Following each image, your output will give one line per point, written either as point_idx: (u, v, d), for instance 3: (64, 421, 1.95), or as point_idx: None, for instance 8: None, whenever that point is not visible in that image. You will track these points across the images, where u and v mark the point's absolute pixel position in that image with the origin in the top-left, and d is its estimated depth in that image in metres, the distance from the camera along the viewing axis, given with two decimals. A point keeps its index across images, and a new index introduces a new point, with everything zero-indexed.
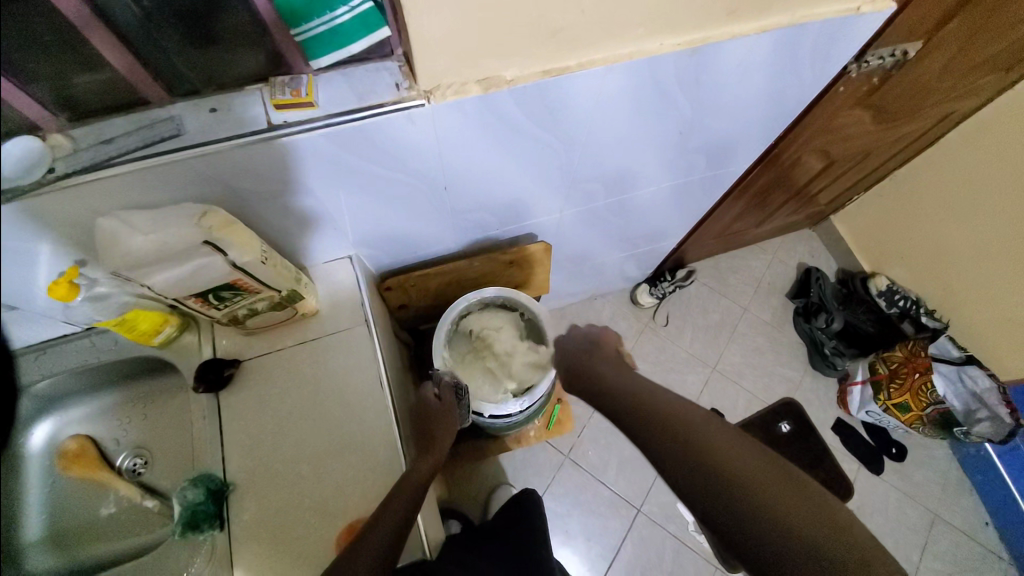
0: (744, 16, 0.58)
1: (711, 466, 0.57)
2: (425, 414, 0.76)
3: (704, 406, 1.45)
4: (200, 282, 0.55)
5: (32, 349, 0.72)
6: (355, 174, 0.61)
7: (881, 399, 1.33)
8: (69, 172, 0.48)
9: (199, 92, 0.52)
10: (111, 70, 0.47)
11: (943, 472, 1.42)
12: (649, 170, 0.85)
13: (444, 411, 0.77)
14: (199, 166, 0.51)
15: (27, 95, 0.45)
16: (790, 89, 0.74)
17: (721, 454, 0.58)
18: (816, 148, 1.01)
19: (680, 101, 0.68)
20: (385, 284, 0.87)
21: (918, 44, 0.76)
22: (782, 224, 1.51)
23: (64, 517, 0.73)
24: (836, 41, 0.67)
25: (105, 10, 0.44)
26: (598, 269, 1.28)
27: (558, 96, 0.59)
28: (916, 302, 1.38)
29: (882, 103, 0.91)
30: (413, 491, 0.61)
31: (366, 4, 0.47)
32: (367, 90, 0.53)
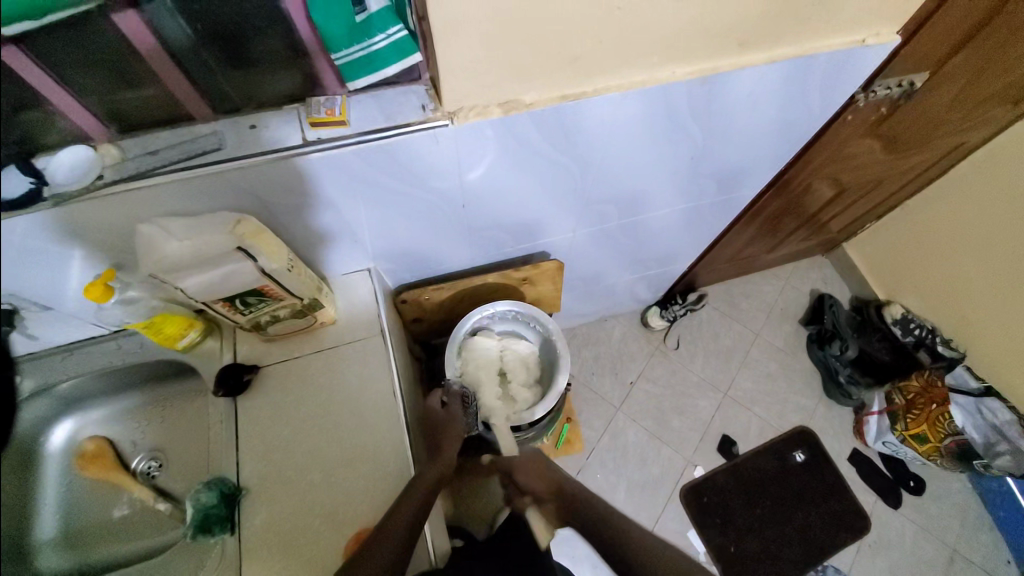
0: (753, 48, 0.61)
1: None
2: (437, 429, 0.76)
3: (715, 432, 1.43)
4: (230, 287, 0.57)
5: (62, 349, 0.75)
6: (379, 190, 0.64)
7: (898, 430, 1.32)
8: (116, 180, 0.52)
9: (239, 109, 0.56)
10: (158, 87, 0.51)
11: (963, 508, 1.37)
12: (661, 194, 0.87)
13: (454, 418, 0.79)
14: (236, 178, 0.54)
15: (81, 108, 0.49)
16: (799, 119, 0.77)
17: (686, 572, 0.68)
18: (827, 175, 1.02)
19: (693, 128, 0.71)
20: (401, 297, 0.89)
21: (924, 75, 0.78)
22: (795, 250, 1.51)
23: (78, 516, 0.74)
24: (844, 72, 0.69)
25: (162, 33, 0.47)
26: (609, 290, 1.29)
27: (575, 119, 0.62)
28: (932, 332, 1.35)
29: (891, 132, 0.93)
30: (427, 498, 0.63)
31: (402, 32, 0.51)
32: (396, 110, 0.56)
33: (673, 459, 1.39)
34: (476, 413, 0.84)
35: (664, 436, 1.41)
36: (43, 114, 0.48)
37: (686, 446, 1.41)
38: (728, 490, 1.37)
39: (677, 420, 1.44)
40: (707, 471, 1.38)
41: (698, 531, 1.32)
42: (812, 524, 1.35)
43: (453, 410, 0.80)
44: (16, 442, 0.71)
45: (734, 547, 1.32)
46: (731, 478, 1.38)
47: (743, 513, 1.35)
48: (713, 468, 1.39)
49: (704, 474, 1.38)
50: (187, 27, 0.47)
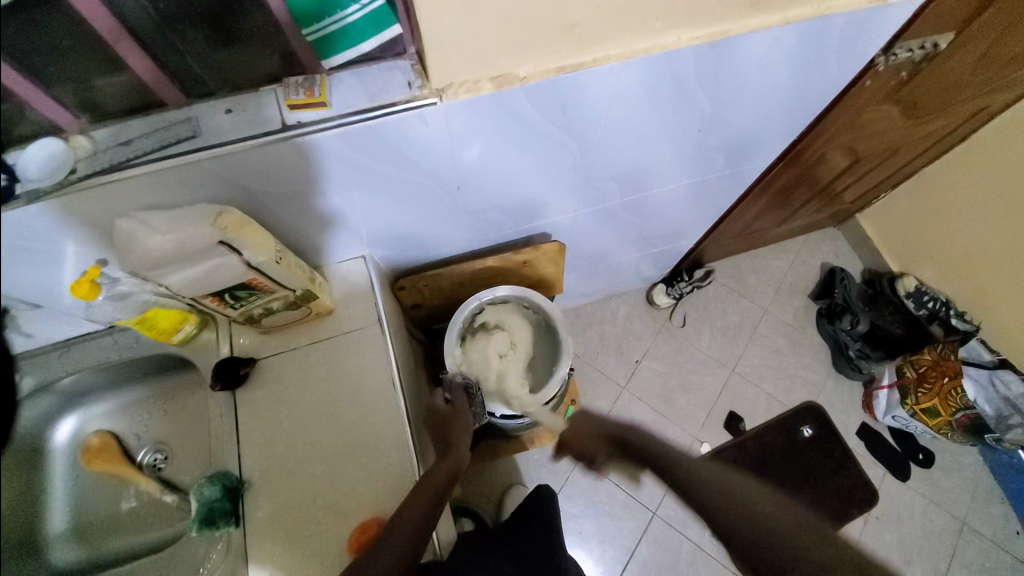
0: (765, 9, 0.56)
1: (726, 500, 0.63)
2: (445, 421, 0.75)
3: (722, 409, 1.42)
4: (217, 281, 0.55)
5: (60, 345, 0.74)
6: (369, 175, 0.61)
7: (908, 404, 1.29)
8: (90, 173, 0.49)
9: (215, 93, 0.53)
10: (127, 72, 0.48)
11: (973, 480, 1.37)
12: (666, 169, 0.83)
13: (458, 413, 0.76)
14: (216, 167, 0.52)
15: (49, 98, 0.47)
16: (814, 85, 0.72)
17: (760, 512, 0.61)
18: (841, 145, 0.98)
19: (700, 98, 0.67)
20: (398, 285, 0.87)
21: (950, 35, 0.73)
22: (805, 223, 1.46)
23: (87, 510, 0.75)
24: (865, 33, 0.64)
25: (121, 13, 0.44)
26: (613, 269, 1.26)
27: (573, 93, 0.58)
28: (945, 304, 1.33)
29: (912, 97, 0.88)
30: (437, 500, 0.61)
31: (378, 2, 0.48)
32: (380, 89, 0.53)
33: (680, 437, 1.39)
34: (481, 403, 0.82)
35: (671, 415, 1.41)
36: (9, 105, 0.46)
37: (693, 423, 1.40)
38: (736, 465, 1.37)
39: (684, 398, 1.42)
40: (714, 449, 1.38)
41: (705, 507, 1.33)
42: (820, 497, 1.35)
43: (457, 405, 0.78)
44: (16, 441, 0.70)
45: None
46: (738, 454, 1.38)
47: None
48: (720, 444, 1.38)
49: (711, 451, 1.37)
50: (149, 7, 0.44)
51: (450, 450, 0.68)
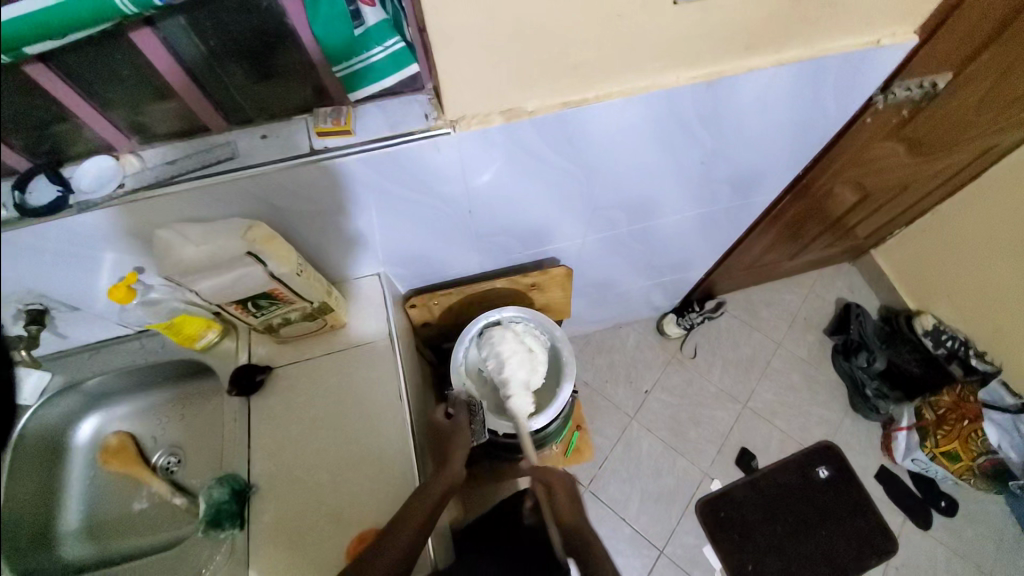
0: (760, 51, 0.60)
1: None
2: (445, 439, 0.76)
3: (733, 444, 1.39)
4: (241, 290, 0.59)
5: (90, 347, 0.79)
6: (387, 197, 0.65)
7: (927, 446, 1.25)
8: (137, 188, 0.55)
9: (253, 121, 0.59)
10: (177, 100, 0.53)
11: (1001, 531, 1.30)
12: (671, 200, 0.86)
13: (458, 427, 0.77)
14: (249, 186, 0.57)
15: (107, 121, 0.53)
16: (814, 123, 0.75)
17: None
18: (848, 180, 1.00)
19: (701, 134, 0.70)
20: (410, 302, 0.90)
21: (948, 76, 0.75)
22: (818, 257, 1.47)
23: (100, 508, 0.78)
24: (859, 74, 0.68)
25: (179, 53, 0.50)
26: (623, 296, 1.28)
27: (578, 126, 0.63)
28: (965, 344, 1.30)
29: (917, 135, 0.90)
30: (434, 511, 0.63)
31: (399, 44, 0.53)
32: (399, 120, 0.58)
33: (689, 471, 1.36)
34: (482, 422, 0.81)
35: (680, 448, 1.39)
36: (71, 126, 0.52)
37: (702, 458, 1.38)
38: (746, 503, 1.33)
39: (694, 431, 1.41)
40: (724, 484, 1.35)
41: (714, 546, 1.29)
42: (836, 543, 1.30)
43: (459, 419, 0.79)
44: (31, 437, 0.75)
45: (752, 564, 1.28)
46: (749, 491, 1.34)
47: (763, 529, 1.31)
48: (730, 480, 1.36)
49: (721, 487, 1.35)
50: (202, 46, 0.50)
51: (448, 467, 0.70)
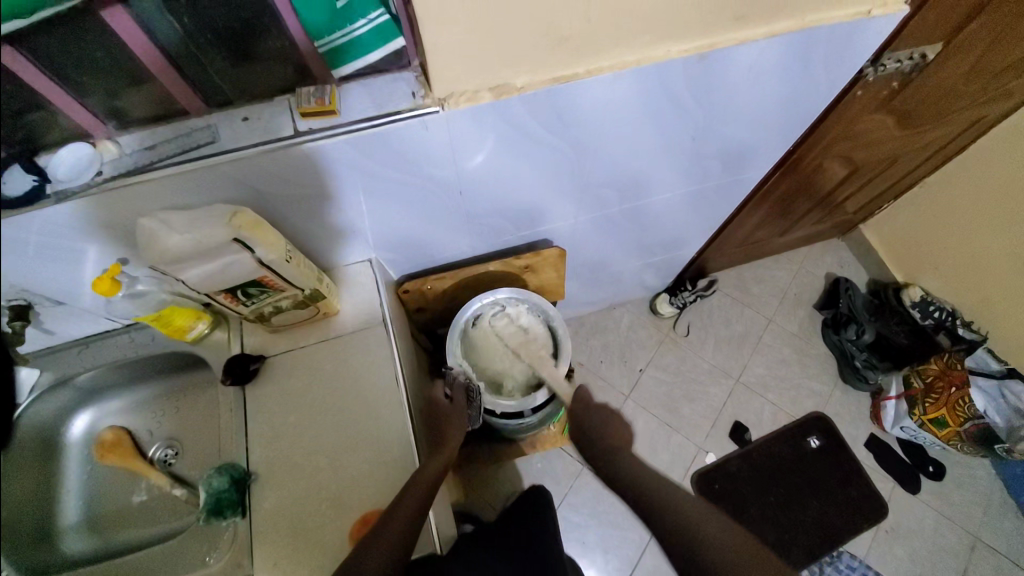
0: (752, 22, 0.59)
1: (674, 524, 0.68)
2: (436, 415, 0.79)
3: (727, 419, 1.42)
4: (230, 277, 0.58)
5: (79, 342, 0.78)
6: (375, 179, 0.64)
7: (916, 414, 1.28)
8: (116, 176, 0.53)
9: (233, 103, 0.57)
10: (154, 84, 0.52)
11: (985, 493, 1.34)
12: (663, 177, 0.85)
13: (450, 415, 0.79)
14: (232, 171, 0.55)
15: (81, 106, 0.51)
16: (805, 95, 0.74)
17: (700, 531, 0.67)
18: (838, 154, 0.99)
19: (692, 108, 0.69)
20: (403, 288, 0.89)
21: (938, 45, 0.75)
22: (809, 233, 1.47)
23: (99, 503, 0.77)
24: (850, 45, 0.67)
25: (153, 32, 0.48)
26: (616, 277, 1.28)
27: (568, 102, 0.61)
28: (952, 314, 1.33)
29: (906, 107, 0.90)
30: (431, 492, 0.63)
31: (384, 16, 0.52)
32: (385, 99, 0.56)
33: (684, 447, 1.39)
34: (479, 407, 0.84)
35: (675, 424, 1.41)
36: (45, 113, 0.50)
37: (697, 433, 1.40)
38: (741, 476, 1.36)
39: (688, 408, 1.43)
40: (719, 458, 1.37)
41: None
42: (828, 511, 1.33)
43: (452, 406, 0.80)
44: (26, 435, 0.74)
45: None
46: (744, 464, 1.37)
47: (757, 500, 1.34)
48: (725, 454, 1.38)
49: (716, 461, 1.37)
50: (176, 23, 0.48)
51: (444, 449, 0.71)
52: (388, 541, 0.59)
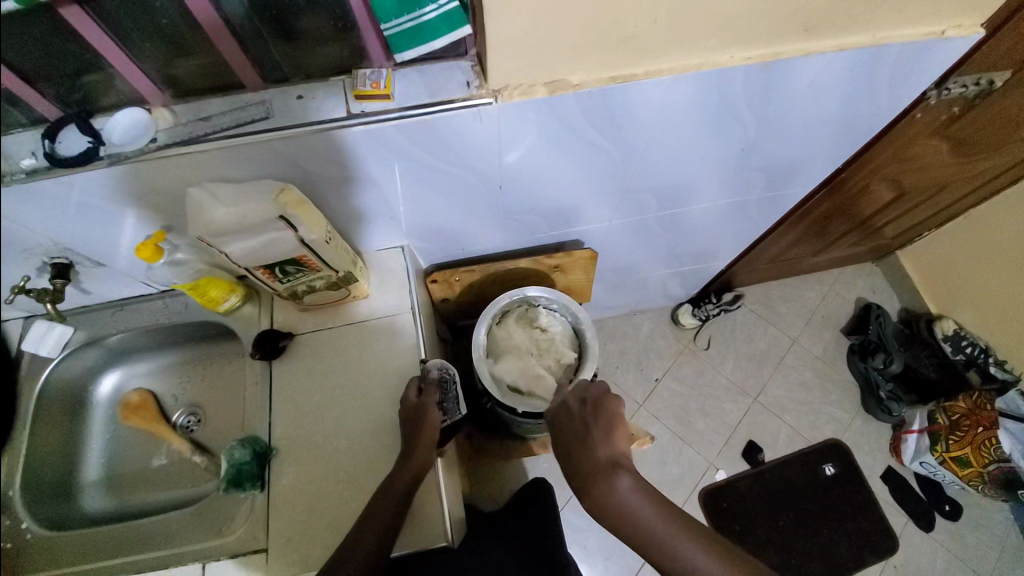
0: (821, 34, 0.57)
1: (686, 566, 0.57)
2: (412, 422, 0.65)
3: (740, 437, 1.39)
4: (272, 254, 0.58)
5: (113, 304, 0.79)
6: (418, 167, 0.64)
7: (937, 451, 1.25)
8: (170, 143, 0.53)
9: (289, 80, 0.57)
10: (215, 55, 0.52)
11: (1002, 538, 1.30)
12: (704, 187, 0.84)
13: (429, 409, 0.65)
14: (282, 148, 0.55)
15: (140, 71, 0.51)
16: (862, 113, 0.72)
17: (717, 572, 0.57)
18: (885, 177, 0.96)
19: (746, 118, 0.68)
20: (431, 277, 0.89)
21: (1008, 73, 0.72)
22: (842, 256, 1.44)
23: (120, 463, 0.79)
24: (917, 65, 0.64)
25: (221, 3, 0.48)
26: (641, 283, 1.26)
27: (623, 103, 0.60)
28: (986, 352, 1.28)
29: (963, 134, 0.87)
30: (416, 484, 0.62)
31: (453, 3, 0.50)
32: (439, 87, 0.56)
33: (695, 461, 1.37)
34: (456, 399, 0.74)
35: (687, 438, 1.39)
36: (105, 76, 0.51)
37: (709, 449, 1.38)
38: (750, 496, 1.34)
39: (702, 422, 1.40)
40: (729, 476, 1.35)
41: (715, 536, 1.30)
42: (836, 540, 1.31)
43: (429, 398, 0.66)
44: (57, 390, 0.76)
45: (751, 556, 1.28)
46: (754, 484, 1.35)
47: (765, 522, 1.32)
48: (735, 472, 1.36)
49: (725, 478, 1.35)
50: None
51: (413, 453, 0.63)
52: (376, 529, 0.59)
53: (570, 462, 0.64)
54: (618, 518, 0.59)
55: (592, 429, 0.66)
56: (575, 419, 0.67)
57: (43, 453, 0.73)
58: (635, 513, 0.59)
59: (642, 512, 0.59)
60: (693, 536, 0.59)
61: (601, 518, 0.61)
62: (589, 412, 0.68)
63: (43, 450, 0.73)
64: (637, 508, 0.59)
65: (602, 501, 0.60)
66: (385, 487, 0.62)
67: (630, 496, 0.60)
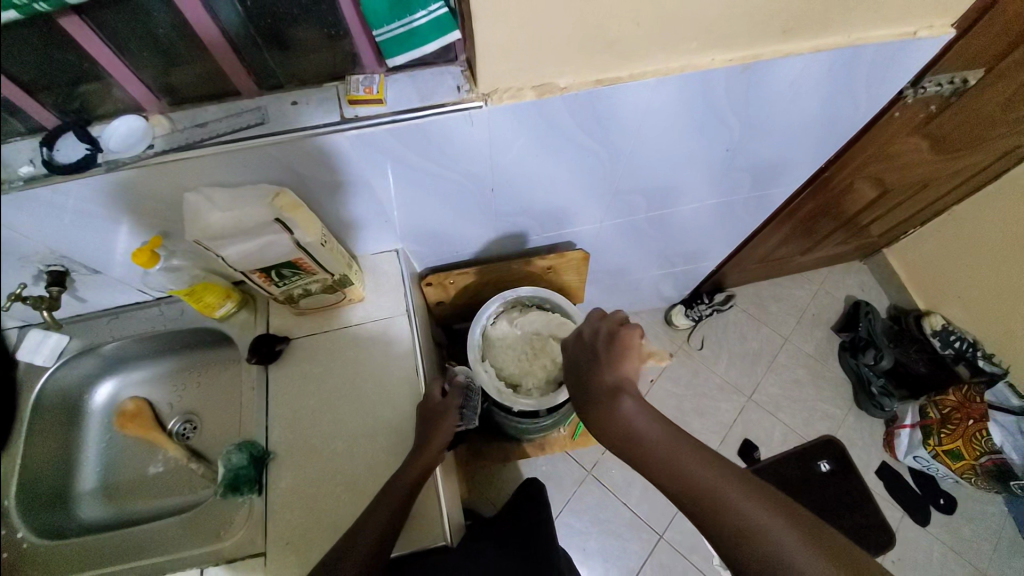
0: (799, 36, 0.59)
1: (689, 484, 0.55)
2: (429, 418, 0.67)
3: (736, 435, 1.40)
4: (268, 257, 0.59)
5: (109, 313, 0.79)
6: (411, 170, 0.65)
7: (931, 444, 1.26)
8: (166, 150, 0.54)
9: (283, 86, 0.58)
10: (210, 63, 0.53)
11: (996, 530, 1.31)
12: (693, 187, 0.86)
13: (448, 412, 0.68)
14: (278, 153, 0.56)
15: (137, 80, 0.52)
16: (842, 112, 0.74)
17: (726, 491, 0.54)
18: (869, 175, 0.99)
19: (730, 119, 0.70)
20: (426, 280, 0.90)
21: (981, 71, 0.74)
22: (830, 255, 1.47)
23: (117, 471, 0.79)
24: (893, 64, 0.67)
25: (216, 13, 0.49)
26: (634, 285, 1.28)
27: (610, 105, 0.62)
28: (973, 345, 1.30)
29: (941, 131, 0.89)
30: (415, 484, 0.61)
31: (443, 9, 0.51)
32: (430, 91, 0.57)
33: None
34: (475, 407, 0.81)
35: None
36: (103, 85, 0.52)
37: None
38: None
39: (697, 421, 1.41)
40: None
41: None
42: None
43: (451, 401, 0.69)
44: (52, 400, 0.76)
45: None
46: None
47: None
48: None
49: None
50: (238, 4, 0.49)
51: (423, 447, 0.64)
52: (375, 530, 0.58)
53: (579, 389, 0.62)
54: (622, 437, 0.58)
55: (602, 356, 0.63)
56: (585, 347, 0.65)
57: (39, 463, 0.72)
58: (639, 432, 0.58)
59: (646, 433, 0.58)
60: (698, 455, 0.57)
61: (605, 437, 0.60)
62: (601, 339, 0.64)
63: (39, 459, 0.72)
64: (644, 429, 0.58)
65: (608, 424, 0.59)
66: (389, 489, 0.62)
67: (637, 418, 0.58)
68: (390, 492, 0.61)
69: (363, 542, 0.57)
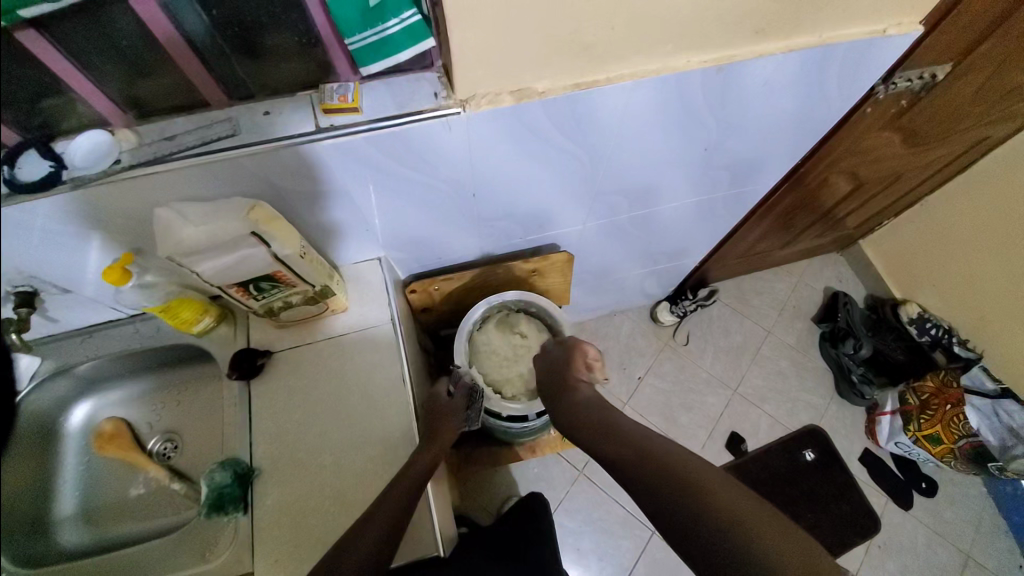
0: (772, 36, 0.60)
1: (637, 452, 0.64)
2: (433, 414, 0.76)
3: (724, 428, 1.42)
4: (245, 271, 0.58)
5: (81, 332, 0.77)
6: (390, 177, 0.64)
7: (910, 430, 1.29)
8: (135, 164, 0.53)
9: (255, 96, 0.57)
10: (177, 74, 0.52)
11: (976, 510, 1.35)
12: (673, 186, 0.86)
13: (451, 413, 0.78)
14: (252, 164, 0.55)
15: (101, 94, 0.51)
16: (816, 109, 0.75)
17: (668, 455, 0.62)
18: (843, 170, 1.01)
19: (707, 119, 0.70)
20: (410, 288, 0.90)
21: (947, 66, 0.76)
22: (809, 248, 1.49)
23: (95, 495, 0.76)
24: (864, 62, 0.68)
25: (182, 24, 0.48)
26: (619, 284, 1.28)
27: (588, 108, 0.62)
28: (948, 331, 1.34)
29: (912, 125, 0.91)
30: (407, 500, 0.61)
31: (416, 16, 0.51)
32: (407, 98, 0.57)
33: None
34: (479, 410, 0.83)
35: (673, 433, 1.41)
36: (65, 100, 0.50)
37: (694, 442, 1.40)
38: None
39: (685, 417, 1.43)
40: None
41: None
42: (822, 523, 1.34)
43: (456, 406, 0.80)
44: (23, 425, 0.73)
45: None
46: (739, 475, 1.37)
47: None
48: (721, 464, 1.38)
49: None
50: (204, 14, 0.48)
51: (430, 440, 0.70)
52: (367, 541, 0.57)
53: (550, 395, 0.79)
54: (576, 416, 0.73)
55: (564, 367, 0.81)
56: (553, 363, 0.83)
57: (12, 491, 0.70)
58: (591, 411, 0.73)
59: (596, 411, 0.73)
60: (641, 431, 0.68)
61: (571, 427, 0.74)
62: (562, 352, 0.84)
63: (12, 487, 0.70)
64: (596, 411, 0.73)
65: (568, 410, 0.75)
66: (382, 501, 0.61)
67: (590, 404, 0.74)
68: (382, 505, 0.60)
69: (355, 556, 0.56)
